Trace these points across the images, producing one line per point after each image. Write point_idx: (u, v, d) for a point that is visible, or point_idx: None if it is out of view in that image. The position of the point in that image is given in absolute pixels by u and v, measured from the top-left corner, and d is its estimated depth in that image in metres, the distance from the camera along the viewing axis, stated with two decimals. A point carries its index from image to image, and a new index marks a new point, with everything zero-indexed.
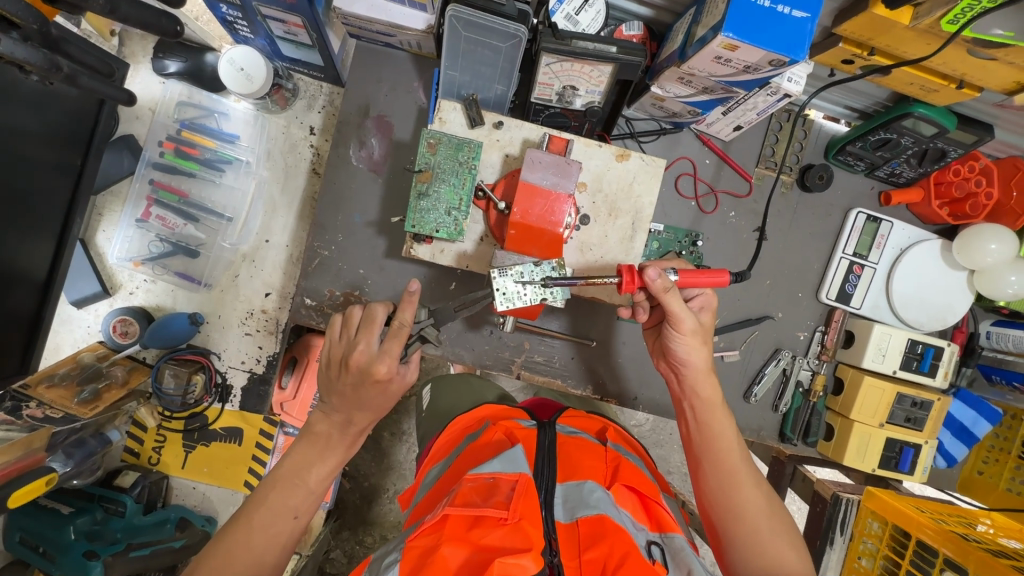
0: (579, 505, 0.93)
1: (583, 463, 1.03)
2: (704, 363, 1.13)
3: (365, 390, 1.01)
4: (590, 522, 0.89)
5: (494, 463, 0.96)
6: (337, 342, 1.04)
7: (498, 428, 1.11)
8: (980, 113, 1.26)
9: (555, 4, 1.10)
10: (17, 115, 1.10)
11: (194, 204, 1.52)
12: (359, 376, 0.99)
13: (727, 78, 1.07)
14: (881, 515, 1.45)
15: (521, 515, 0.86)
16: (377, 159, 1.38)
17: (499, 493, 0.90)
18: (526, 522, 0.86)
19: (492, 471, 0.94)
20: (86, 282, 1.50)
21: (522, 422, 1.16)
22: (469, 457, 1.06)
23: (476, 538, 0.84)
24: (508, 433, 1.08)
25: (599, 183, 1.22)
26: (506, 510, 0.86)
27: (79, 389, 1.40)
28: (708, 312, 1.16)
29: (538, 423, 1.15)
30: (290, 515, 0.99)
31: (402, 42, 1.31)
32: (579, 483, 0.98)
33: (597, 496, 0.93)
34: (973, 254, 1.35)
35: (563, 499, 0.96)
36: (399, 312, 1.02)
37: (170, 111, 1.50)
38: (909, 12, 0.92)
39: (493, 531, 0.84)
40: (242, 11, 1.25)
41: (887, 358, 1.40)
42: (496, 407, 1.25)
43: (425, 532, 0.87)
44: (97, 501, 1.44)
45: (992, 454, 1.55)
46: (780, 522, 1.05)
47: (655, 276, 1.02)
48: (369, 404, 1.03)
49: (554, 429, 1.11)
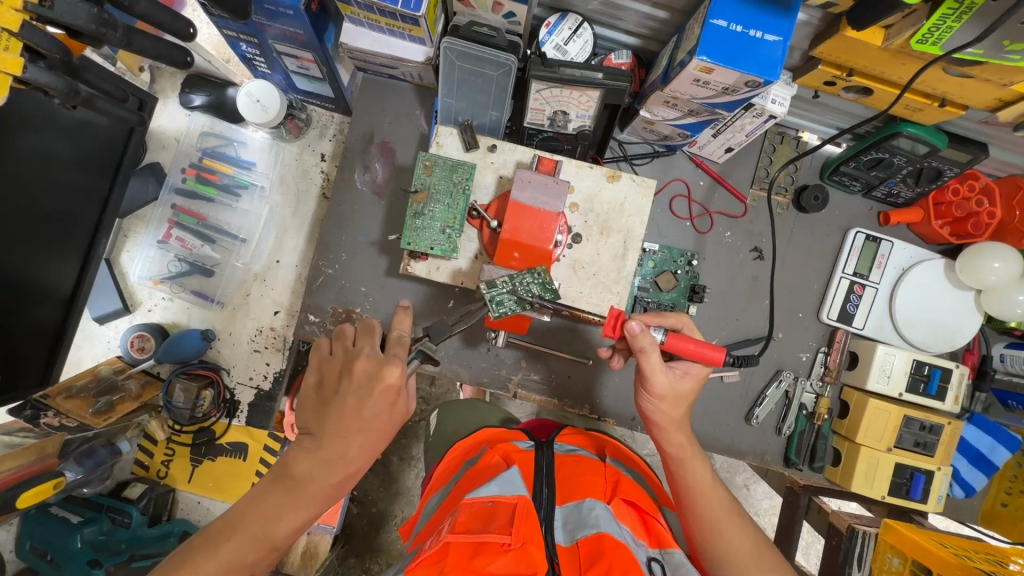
0: (578, 526, 0.92)
1: (581, 482, 1.02)
2: (672, 420, 1.11)
3: (373, 399, 0.92)
4: (590, 542, 0.88)
5: (491, 485, 0.94)
6: (330, 358, 0.99)
7: (496, 451, 1.10)
8: (972, 132, 1.27)
9: (545, 36, 1.17)
10: (52, 143, 1.21)
11: (211, 226, 1.62)
12: (367, 383, 0.93)
13: (708, 100, 1.11)
14: (900, 549, 1.38)
15: (525, 540, 0.85)
16: (380, 182, 1.45)
17: (500, 518, 0.89)
18: (531, 547, 0.85)
19: (491, 495, 0.91)
20: (109, 300, 1.58)
21: (519, 442, 1.14)
22: (467, 482, 1.04)
23: (479, 566, 0.82)
24: (505, 455, 1.07)
25: (591, 203, 1.26)
26: (509, 535, 0.85)
27: (94, 401, 1.46)
28: (692, 379, 1.11)
29: (535, 444, 1.13)
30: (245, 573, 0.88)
31: (405, 74, 1.40)
32: (579, 502, 0.97)
33: (596, 514, 0.92)
34: (976, 273, 1.33)
35: (564, 521, 0.96)
36: (396, 324, 1.02)
37: (194, 140, 1.61)
38: (880, 34, 0.95)
39: (496, 559, 0.83)
40: (260, 49, 1.36)
41: (892, 379, 1.37)
42: (495, 430, 1.24)
43: (427, 561, 0.85)
44: (104, 511, 1.49)
45: (1016, 484, 1.46)
46: (771, 567, 1.00)
47: (639, 329, 1.04)
48: (375, 422, 0.94)
49: (551, 449, 1.10)
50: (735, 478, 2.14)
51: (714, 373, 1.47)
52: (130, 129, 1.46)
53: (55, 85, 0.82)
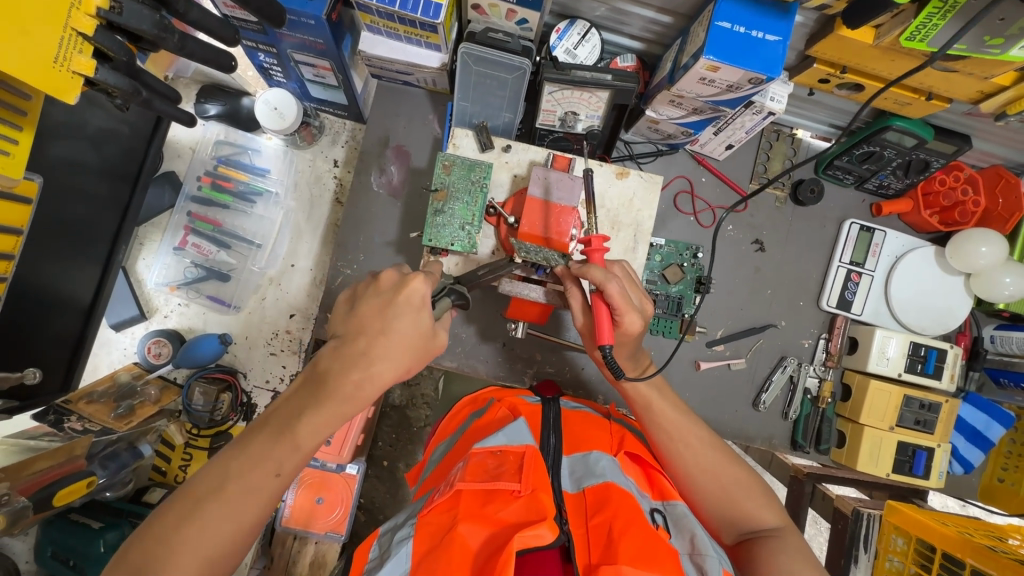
0: (585, 476, 0.95)
1: (588, 437, 1.05)
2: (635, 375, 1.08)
3: (393, 306, 0.88)
4: (596, 490, 0.90)
5: (499, 436, 0.98)
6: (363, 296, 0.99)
7: (502, 404, 1.13)
8: (956, 126, 1.35)
9: (556, 41, 1.24)
10: (78, 150, 1.24)
11: (226, 232, 1.65)
12: (391, 289, 0.90)
13: (712, 98, 1.18)
14: (905, 529, 1.42)
15: (535, 486, 0.88)
16: (395, 184, 1.50)
17: (508, 466, 0.91)
18: (540, 492, 0.87)
19: (499, 444, 0.96)
20: (126, 306, 1.60)
21: (527, 399, 1.18)
22: (474, 433, 1.07)
23: (491, 513, 0.84)
24: (512, 408, 1.11)
25: (602, 199, 1.31)
26: (519, 482, 0.88)
27: (115, 405, 1.49)
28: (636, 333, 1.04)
29: (543, 398, 1.17)
30: (271, 472, 0.81)
31: (418, 80, 1.46)
32: (585, 454, 1.00)
33: (602, 465, 0.95)
34: (965, 257, 1.41)
35: (570, 470, 0.98)
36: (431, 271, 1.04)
37: (208, 149, 1.66)
38: (871, 32, 1.03)
39: (507, 505, 0.85)
40: (278, 58, 1.40)
41: (891, 362, 1.43)
42: (499, 389, 1.27)
43: (438, 508, 0.86)
44: (125, 516, 1.47)
45: (1011, 460, 1.52)
46: (757, 492, 1.02)
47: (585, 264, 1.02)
48: (396, 326, 0.87)
49: (558, 405, 1.13)
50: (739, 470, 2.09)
51: (722, 361, 1.52)
52: (154, 120, 1.48)
53: (118, 85, 0.85)
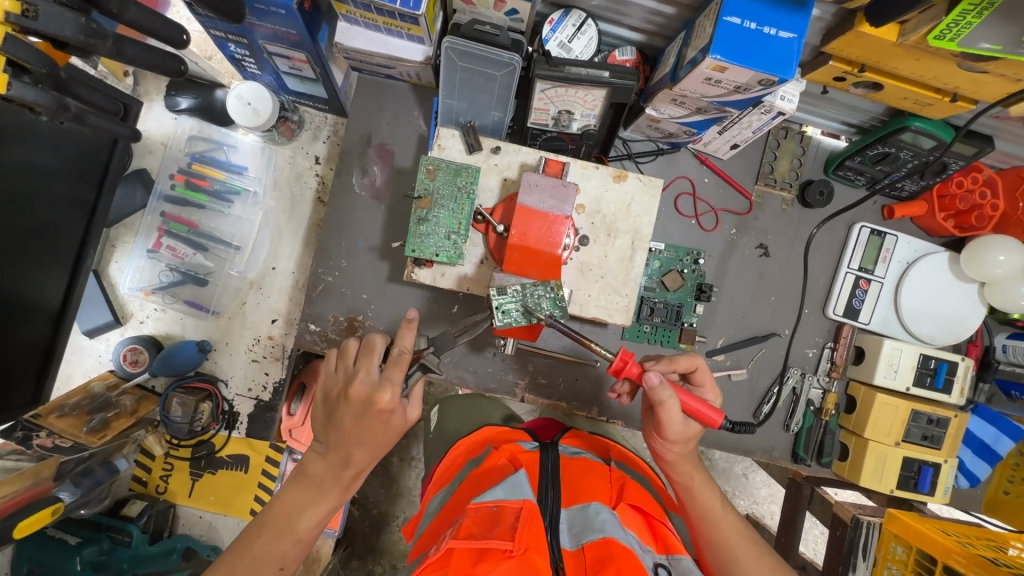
0: (585, 530, 0.89)
1: (586, 485, 0.99)
2: (680, 454, 1.06)
3: (368, 420, 0.91)
4: (596, 546, 0.85)
5: (497, 490, 0.92)
6: (334, 374, 0.97)
7: (501, 453, 1.07)
8: (978, 126, 1.27)
9: (548, 33, 1.14)
10: (35, 154, 1.15)
11: (203, 234, 1.56)
12: (361, 407, 0.91)
13: (719, 98, 1.09)
14: (905, 539, 1.34)
15: (527, 546, 0.82)
16: (379, 185, 1.41)
17: (504, 523, 0.85)
18: (533, 552, 0.82)
19: (496, 499, 0.89)
20: (98, 312, 1.53)
21: (524, 444, 1.12)
22: (472, 484, 1.01)
23: (481, 574, 0.78)
24: (511, 458, 1.04)
25: (597, 205, 1.22)
26: (511, 541, 0.81)
27: (88, 418, 1.41)
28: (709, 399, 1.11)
29: (540, 444, 1.11)
30: (274, 566, 0.91)
31: (402, 73, 1.36)
32: (584, 505, 0.94)
33: (602, 518, 0.89)
34: (980, 265, 1.33)
35: (569, 523, 0.92)
36: (398, 339, 0.96)
37: (182, 145, 1.56)
38: (896, 29, 0.94)
39: (498, 565, 0.79)
40: (250, 50, 1.30)
41: (899, 374, 1.38)
42: (497, 429, 1.20)
43: (429, 567, 0.82)
44: (103, 531, 1.45)
45: (1018, 473, 1.48)
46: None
47: (658, 381, 0.98)
48: (371, 438, 0.93)
49: (557, 451, 1.07)
50: (734, 468, 2.04)
51: (722, 371, 1.46)
52: (113, 140, 1.39)
53: (40, 101, 0.82)
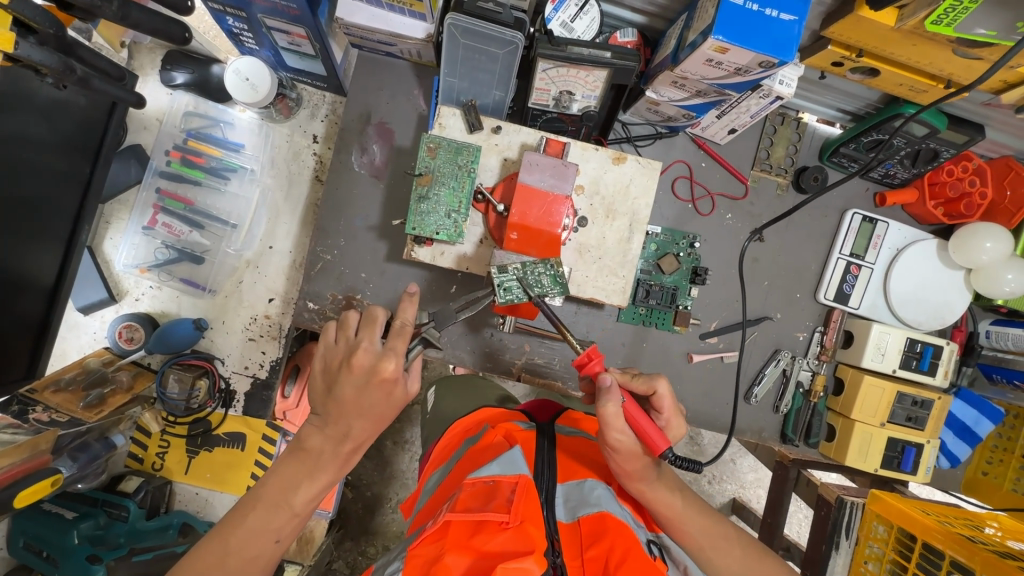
0: (580, 505, 0.92)
1: (582, 463, 1.02)
2: (631, 472, 0.96)
3: (368, 390, 0.92)
4: (592, 520, 0.87)
5: (492, 465, 0.93)
6: (333, 346, 0.97)
7: (498, 431, 1.07)
8: (970, 114, 1.29)
9: (551, 13, 1.14)
10: (31, 125, 1.14)
11: (199, 211, 1.55)
12: (364, 376, 0.92)
13: (719, 80, 1.10)
14: (886, 518, 1.39)
15: (523, 517, 0.83)
16: (378, 164, 1.41)
17: (500, 496, 0.86)
18: (529, 524, 0.83)
19: (492, 474, 0.91)
20: (93, 288, 1.52)
21: (520, 424, 1.12)
22: (469, 460, 1.02)
23: (479, 545, 0.80)
24: (507, 435, 1.04)
25: (596, 186, 1.23)
26: (508, 513, 0.83)
27: (84, 394, 1.43)
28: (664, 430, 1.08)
29: (536, 424, 1.11)
30: (270, 539, 0.92)
31: (403, 51, 1.35)
32: (580, 481, 0.97)
33: (597, 494, 0.93)
34: (968, 252, 1.37)
35: (565, 498, 0.94)
36: (400, 311, 0.97)
37: (176, 121, 1.54)
38: (894, 14, 0.95)
39: (495, 536, 0.81)
40: (248, 24, 1.28)
41: (886, 357, 1.41)
42: (494, 410, 1.21)
43: (427, 540, 0.83)
44: (100, 506, 1.46)
45: (996, 454, 1.53)
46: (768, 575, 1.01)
47: (610, 384, 0.96)
48: (372, 409, 0.94)
49: (552, 430, 1.07)
50: (723, 452, 2.08)
51: (715, 353, 1.48)
52: (111, 104, 1.37)
53: (47, 63, 0.86)
